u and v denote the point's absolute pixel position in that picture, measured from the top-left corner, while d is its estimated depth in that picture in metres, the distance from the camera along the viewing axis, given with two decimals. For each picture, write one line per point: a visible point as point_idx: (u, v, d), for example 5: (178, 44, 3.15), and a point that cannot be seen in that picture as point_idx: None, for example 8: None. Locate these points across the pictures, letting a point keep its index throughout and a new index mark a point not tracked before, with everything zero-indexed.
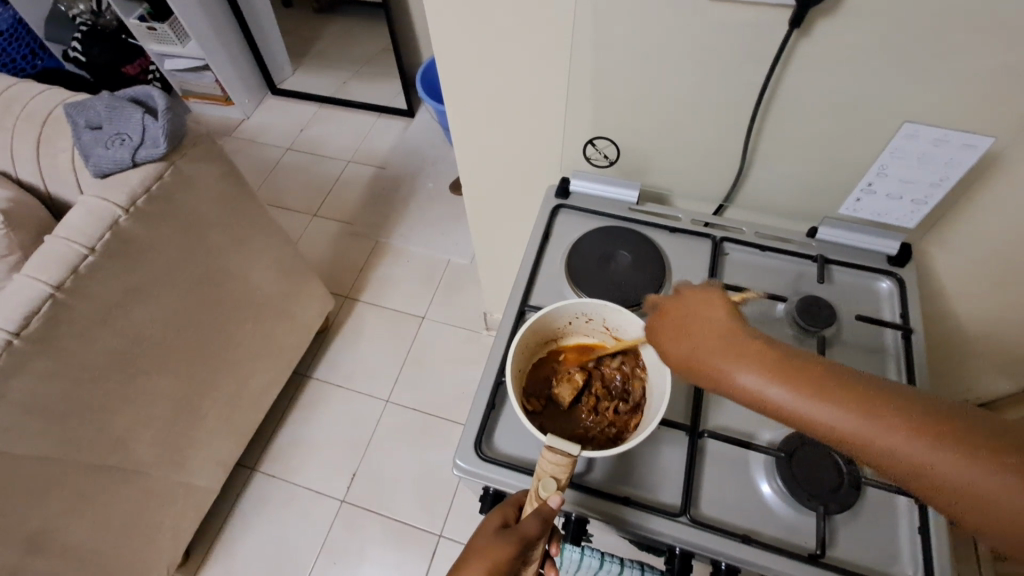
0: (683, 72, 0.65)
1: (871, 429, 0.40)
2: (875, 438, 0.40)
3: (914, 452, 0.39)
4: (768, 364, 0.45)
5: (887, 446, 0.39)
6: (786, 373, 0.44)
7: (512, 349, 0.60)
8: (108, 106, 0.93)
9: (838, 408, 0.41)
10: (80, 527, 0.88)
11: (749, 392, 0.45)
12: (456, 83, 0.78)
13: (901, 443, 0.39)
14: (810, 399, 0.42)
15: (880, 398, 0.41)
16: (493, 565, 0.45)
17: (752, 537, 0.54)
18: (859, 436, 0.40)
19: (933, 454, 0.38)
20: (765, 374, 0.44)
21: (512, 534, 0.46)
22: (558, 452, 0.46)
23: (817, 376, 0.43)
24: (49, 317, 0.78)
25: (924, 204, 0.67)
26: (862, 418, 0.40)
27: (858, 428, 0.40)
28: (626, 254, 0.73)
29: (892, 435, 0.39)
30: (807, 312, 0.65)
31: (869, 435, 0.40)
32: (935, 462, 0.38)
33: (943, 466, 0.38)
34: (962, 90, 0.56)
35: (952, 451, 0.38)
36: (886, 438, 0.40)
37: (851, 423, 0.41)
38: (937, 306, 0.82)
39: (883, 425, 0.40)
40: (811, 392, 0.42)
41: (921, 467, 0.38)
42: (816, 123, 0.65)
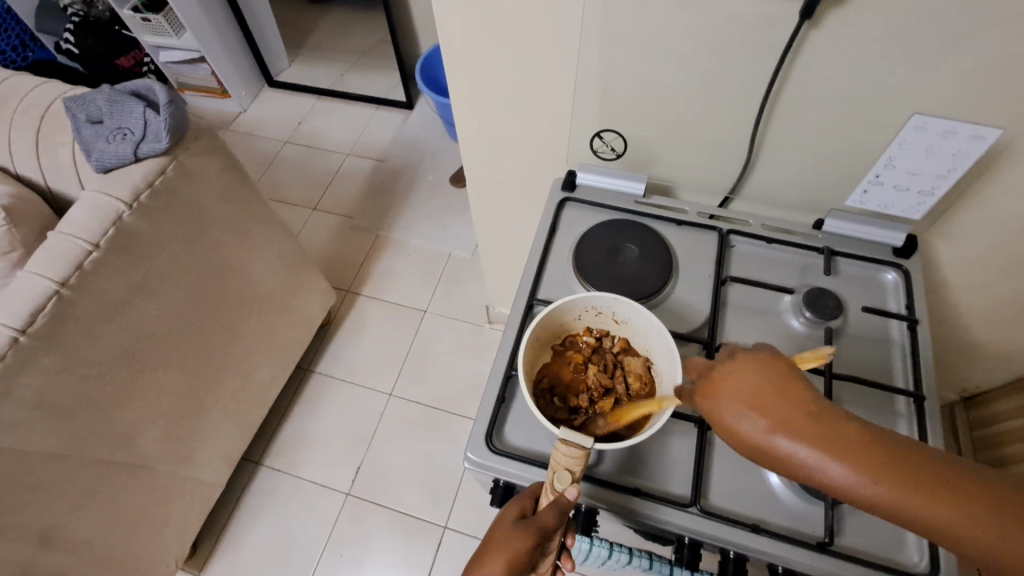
0: (692, 64, 0.65)
1: (964, 519, 0.34)
2: (970, 533, 0.34)
3: (1011, 547, 0.33)
4: (842, 440, 0.37)
5: (979, 539, 0.34)
6: (863, 453, 0.36)
7: (522, 343, 0.60)
8: (109, 100, 0.92)
9: (924, 496, 0.35)
10: (89, 522, 0.89)
11: (807, 471, 0.37)
12: (461, 76, 0.78)
13: (1000, 537, 0.33)
14: (891, 485, 0.35)
15: (966, 479, 0.35)
16: (514, 558, 0.45)
17: (760, 526, 0.55)
18: (945, 526, 0.34)
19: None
20: (838, 451, 0.36)
21: (530, 526, 0.46)
22: (571, 444, 0.47)
23: (895, 456, 0.36)
24: (54, 314, 0.78)
25: (930, 196, 0.68)
26: (950, 507, 0.34)
27: (943, 517, 0.34)
28: (634, 247, 0.73)
29: (987, 526, 0.33)
30: (814, 304, 0.66)
31: (956, 525, 0.34)
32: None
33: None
34: (970, 82, 0.56)
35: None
36: (981, 530, 0.34)
37: (938, 513, 0.34)
38: (941, 296, 0.83)
39: (972, 514, 0.34)
40: (893, 474, 0.35)
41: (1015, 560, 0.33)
42: (824, 115, 0.65)
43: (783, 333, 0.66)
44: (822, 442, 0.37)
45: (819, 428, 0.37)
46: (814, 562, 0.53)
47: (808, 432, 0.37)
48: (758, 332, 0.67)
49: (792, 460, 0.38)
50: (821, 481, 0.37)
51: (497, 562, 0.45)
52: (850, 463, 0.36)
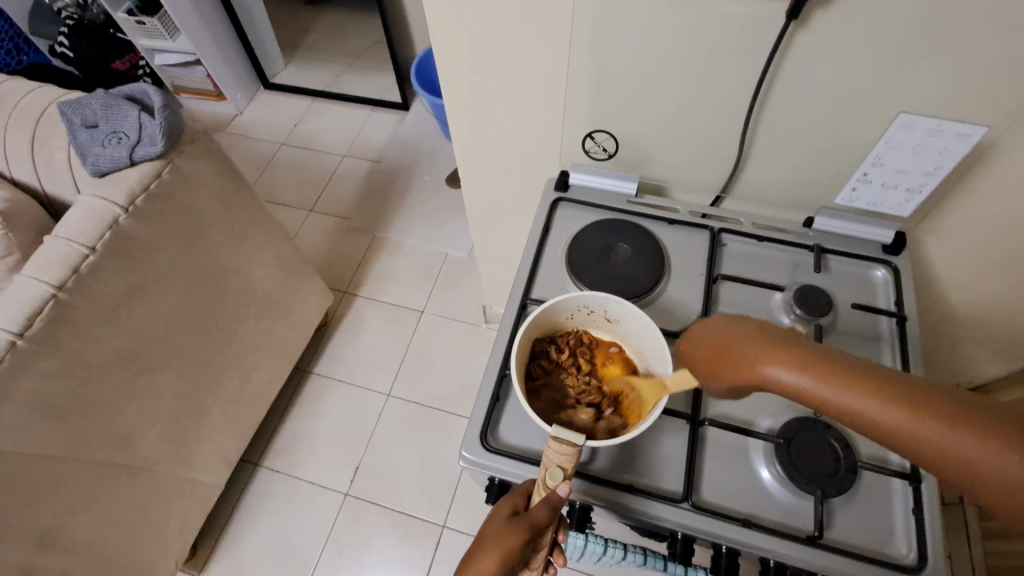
0: (682, 64, 0.65)
1: (916, 424, 0.36)
2: (921, 436, 0.36)
3: (960, 449, 0.35)
4: (799, 356, 0.42)
5: (929, 440, 0.36)
6: (821, 366, 0.41)
7: (515, 342, 0.61)
8: (104, 104, 0.92)
9: (875, 403, 0.38)
10: (89, 523, 0.89)
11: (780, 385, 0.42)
12: (454, 77, 0.78)
13: (952, 441, 0.35)
14: (843, 391, 0.39)
15: (922, 390, 0.38)
16: (506, 554, 0.46)
17: (752, 521, 0.56)
18: (899, 430, 0.37)
19: (978, 449, 0.34)
20: (793, 363, 0.41)
21: (521, 523, 0.47)
22: (563, 442, 0.47)
23: (847, 368, 0.40)
24: (51, 318, 0.78)
25: (917, 194, 0.69)
26: (902, 413, 0.37)
27: (893, 419, 0.37)
28: (626, 246, 0.74)
29: (937, 429, 0.36)
30: (804, 300, 0.66)
31: (909, 429, 0.37)
32: (983, 462, 0.34)
33: (995, 463, 0.34)
34: (955, 80, 0.57)
35: (1005, 448, 0.33)
36: (931, 432, 0.36)
37: (890, 417, 0.37)
38: (932, 292, 0.84)
39: (921, 418, 0.36)
40: (843, 381, 0.39)
41: (966, 463, 0.35)
42: (813, 114, 0.66)
43: None
44: (791, 360, 0.42)
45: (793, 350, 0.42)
46: (804, 555, 0.53)
47: (768, 349, 0.43)
48: None
49: (758, 374, 0.43)
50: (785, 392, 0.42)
51: (489, 559, 0.46)
52: (805, 373, 0.41)
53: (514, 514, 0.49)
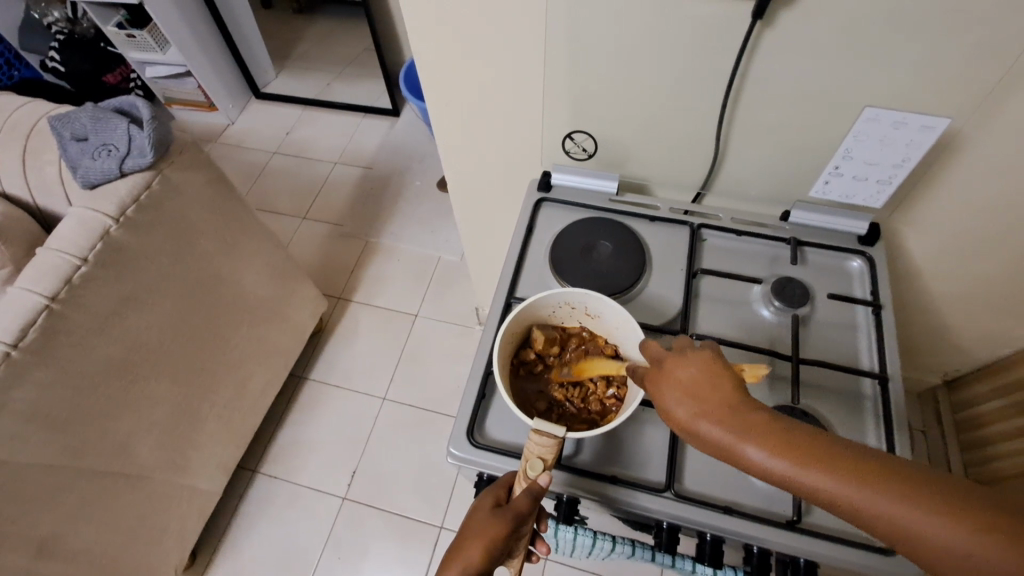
0: (655, 65, 0.67)
1: (886, 507, 0.38)
2: (891, 518, 0.38)
3: (924, 528, 0.37)
4: (768, 434, 0.42)
5: (901, 523, 0.37)
6: (788, 446, 0.41)
7: (498, 339, 0.62)
8: (93, 117, 0.94)
9: (850, 484, 0.39)
10: (87, 531, 0.90)
11: (759, 467, 0.41)
12: (436, 82, 0.79)
13: (917, 521, 0.37)
14: (814, 471, 0.40)
15: (885, 471, 0.39)
16: (491, 545, 0.47)
17: (733, 508, 0.57)
18: (875, 515, 0.38)
19: (948, 533, 0.36)
20: (764, 441, 0.41)
21: (504, 514, 0.48)
22: (544, 434, 0.48)
23: (823, 453, 0.40)
24: (45, 327, 0.80)
25: (888, 185, 0.70)
26: (870, 494, 0.38)
27: (863, 502, 0.38)
28: (608, 243, 0.75)
29: (903, 510, 0.37)
30: (782, 291, 0.68)
31: (873, 507, 0.38)
32: (943, 543, 0.36)
33: (950, 542, 0.36)
34: (919, 71, 0.59)
35: (966, 530, 0.36)
36: (899, 513, 0.37)
37: (860, 498, 0.38)
38: (910, 281, 0.86)
39: (891, 501, 0.38)
40: (813, 464, 0.40)
41: (931, 544, 0.37)
42: (785, 110, 0.68)
43: (753, 322, 0.69)
44: (763, 439, 0.41)
45: (766, 427, 0.42)
46: (784, 540, 0.55)
47: (739, 420, 0.42)
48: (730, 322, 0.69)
49: (730, 450, 0.42)
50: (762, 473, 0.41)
51: (474, 549, 0.47)
52: (775, 455, 0.41)
53: (497, 505, 0.50)
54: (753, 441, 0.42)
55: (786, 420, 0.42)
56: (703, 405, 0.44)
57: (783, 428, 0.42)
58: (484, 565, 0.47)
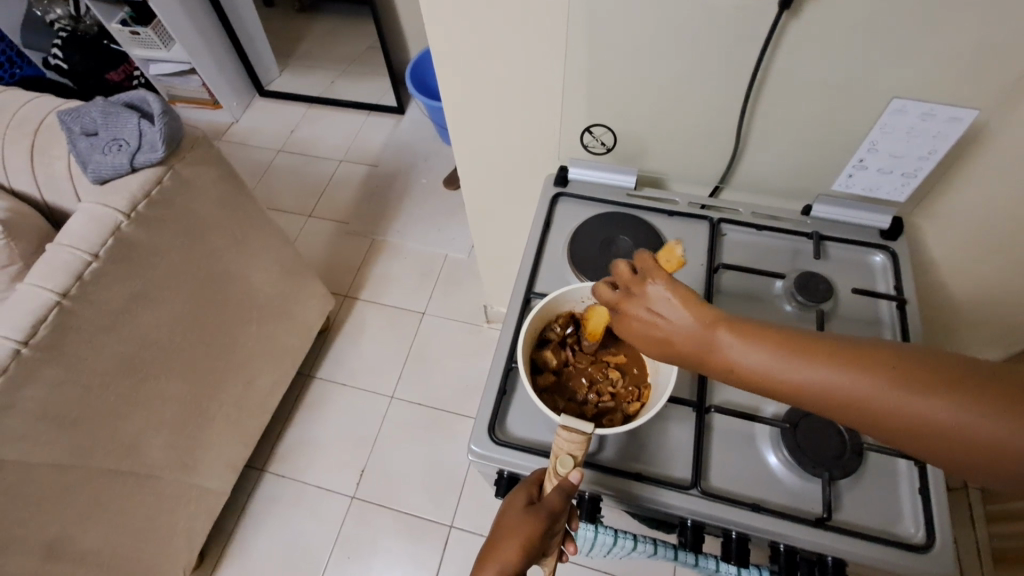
0: (678, 58, 0.66)
1: (859, 386, 0.38)
2: (868, 397, 0.37)
3: (900, 402, 0.36)
4: (750, 330, 0.42)
5: (879, 403, 0.37)
6: (767, 339, 0.41)
7: (522, 333, 0.61)
8: (103, 112, 0.93)
9: (827, 368, 0.39)
10: (96, 531, 0.89)
11: (736, 367, 0.42)
12: (451, 76, 0.78)
13: (894, 399, 0.37)
14: (792, 362, 0.40)
15: (859, 349, 0.39)
16: (526, 544, 0.46)
17: (761, 505, 0.56)
18: (856, 398, 0.38)
19: (932, 405, 0.35)
20: (743, 336, 0.42)
21: (537, 512, 0.47)
22: (573, 430, 0.47)
23: (799, 343, 0.41)
24: (56, 325, 0.78)
25: (913, 178, 0.69)
26: (843, 374, 0.38)
27: (837, 385, 0.38)
28: (627, 238, 0.74)
29: (880, 388, 0.37)
30: (805, 287, 0.67)
31: (849, 387, 0.38)
32: (922, 416, 0.36)
33: (930, 412, 0.35)
34: (946, 63, 0.58)
35: (942, 396, 0.35)
36: (875, 392, 0.37)
37: (835, 381, 0.38)
38: (929, 277, 0.85)
39: (865, 377, 0.38)
40: (788, 355, 0.40)
41: (907, 419, 0.36)
42: (809, 103, 0.67)
43: (776, 317, 0.68)
44: (738, 337, 0.42)
45: (741, 328, 0.43)
46: (813, 537, 0.54)
47: (715, 325, 0.44)
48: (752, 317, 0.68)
49: (709, 355, 0.44)
50: (741, 373, 0.42)
51: (511, 547, 0.46)
52: (750, 346, 0.42)
53: (529, 502, 0.49)
54: (730, 340, 0.43)
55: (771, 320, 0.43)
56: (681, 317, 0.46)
57: (757, 325, 0.43)
58: (519, 566, 0.46)
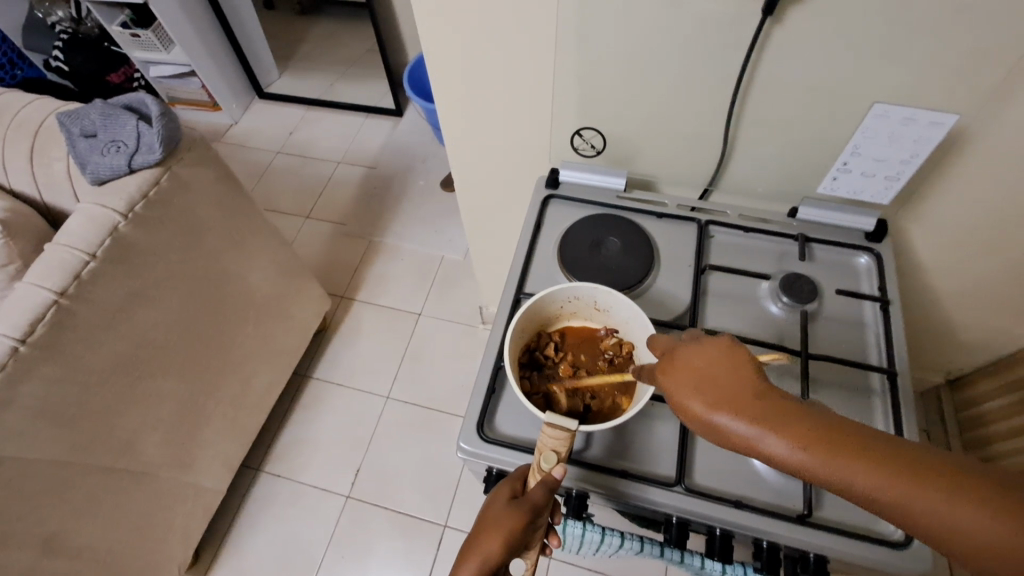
0: (665, 63, 0.68)
1: (899, 491, 0.37)
2: (909, 504, 0.37)
3: (936, 514, 0.36)
4: (781, 417, 0.42)
5: (913, 510, 0.37)
6: (800, 431, 0.41)
7: (509, 333, 0.62)
8: (102, 113, 0.94)
9: (856, 467, 0.39)
10: (92, 528, 0.90)
11: (767, 452, 0.42)
12: (444, 79, 0.80)
13: (935, 510, 0.36)
14: (822, 457, 0.40)
15: (900, 453, 0.38)
16: (509, 539, 0.47)
17: (743, 502, 0.57)
18: (890, 500, 0.38)
19: (962, 518, 0.35)
20: (776, 427, 0.42)
21: (520, 507, 0.48)
22: (557, 427, 0.48)
23: (831, 435, 0.40)
24: (54, 323, 0.79)
25: (896, 180, 0.70)
26: (885, 479, 0.38)
27: (869, 486, 0.38)
28: (616, 239, 0.75)
29: (919, 495, 0.37)
30: (790, 288, 0.68)
31: (890, 491, 0.38)
32: (965, 531, 0.35)
33: (970, 526, 0.35)
34: (927, 68, 0.59)
35: (971, 508, 0.35)
36: (905, 497, 0.37)
37: (876, 485, 0.38)
38: (915, 279, 0.86)
39: (903, 485, 0.37)
40: (818, 448, 0.40)
41: (945, 529, 0.36)
42: (794, 107, 0.68)
43: (761, 317, 0.69)
44: (769, 422, 0.42)
45: (773, 412, 0.43)
46: (794, 534, 0.55)
47: (748, 406, 0.43)
48: (739, 317, 0.69)
49: (739, 436, 0.43)
50: (772, 456, 0.42)
51: (493, 542, 0.47)
52: (782, 435, 0.41)
53: (514, 497, 0.50)
54: (762, 425, 0.42)
55: (805, 408, 0.43)
56: (716, 394, 0.45)
57: (789, 411, 0.42)
58: (498, 560, 0.47)
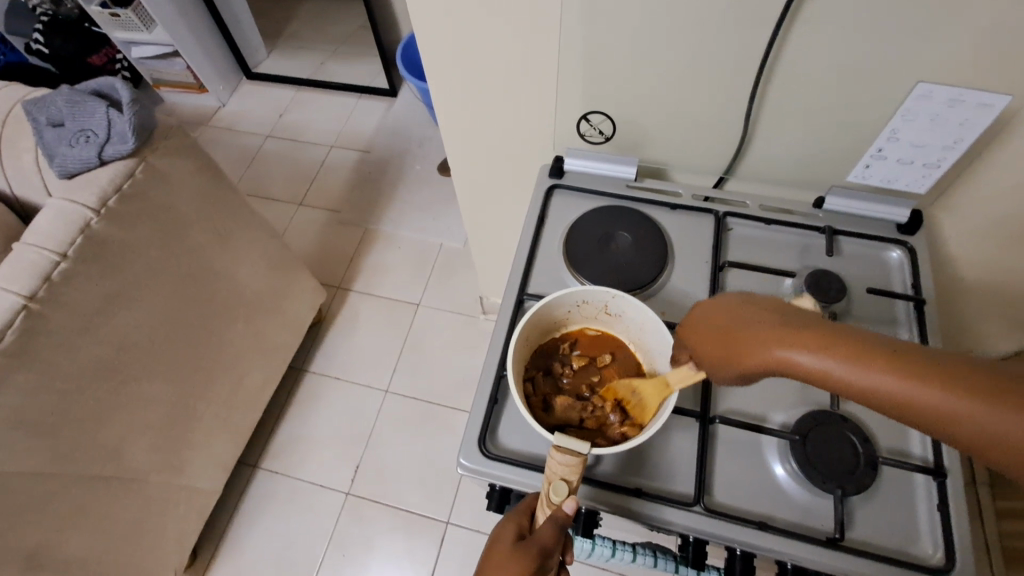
0: (682, 39, 0.61)
1: (920, 391, 0.37)
2: (928, 403, 0.36)
3: (981, 417, 0.34)
4: (815, 337, 0.42)
5: (957, 416, 0.35)
6: (840, 347, 0.40)
7: (512, 342, 0.57)
8: (70, 101, 0.87)
9: (895, 375, 0.38)
10: (80, 538, 0.86)
11: (804, 371, 0.41)
12: (437, 60, 0.73)
13: (958, 408, 0.35)
14: (863, 370, 0.39)
15: (923, 356, 0.38)
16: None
17: (768, 523, 0.53)
18: (933, 410, 0.36)
19: (1009, 420, 0.33)
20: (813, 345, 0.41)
21: (528, 549, 0.44)
22: (567, 452, 0.44)
23: (870, 347, 0.39)
24: (24, 330, 0.74)
25: (936, 168, 0.64)
26: (905, 380, 0.37)
27: (910, 395, 0.37)
28: (626, 234, 0.70)
29: (941, 394, 0.36)
30: (816, 286, 0.63)
31: (909, 393, 0.37)
32: (986, 425, 0.34)
33: (1021, 430, 0.33)
34: (981, 42, 0.52)
35: (1016, 409, 0.33)
36: (947, 403, 0.36)
37: (895, 387, 0.38)
38: (945, 271, 0.80)
39: (944, 392, 0.36)
40: (856, 360, 0.39)
41: (964, 426, 0.35)
42: (825, 88, 0.61)
43: None
44: (805, 340, 0.42)
45: (809, 333, 0.42)
46: (824, 559, 0.51)
47: (780, 332, 0.43)
48: None
49: (774, 360, 0.43)
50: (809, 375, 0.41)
51: None
52: (819, 352, 0.41)
53: (520, 537, 0.46)
54: (797, 345, 0.42)
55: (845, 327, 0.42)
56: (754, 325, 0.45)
57: (829, 329, 0.42)
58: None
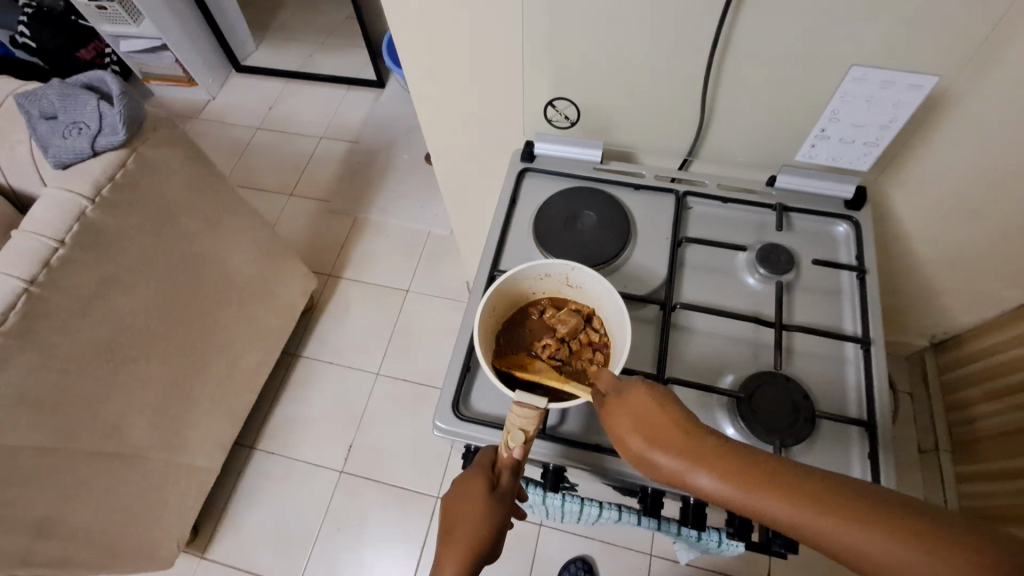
0: (639, 28, 0.65)
1: (852, 538, 0.36)
2: (843, 544, 0.36)
3: (880, 554, 0.35)
4: (722, 461, 0.41)
5: (853, 551, 0.36)
6: (744, 475, 0.40)
7: (480, 311, 0.61)
8: (61, 94, 0.91)
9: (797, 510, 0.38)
10: (83, 510, 0.91)
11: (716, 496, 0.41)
12: (411, 51, 0.76)
13: (900, 559, 0.35)
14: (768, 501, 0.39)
15: (817, 484, 0.38)
16: (490, 531, 0.49)
17: None
18: (834, 544, 0.37)
19: (900, 554, 0.35)
20: (719, 471, 0.40)
21: (498, 499, 0.50)
22: (526, 406, 0.48)
23: (773, 477, 0.39)
24: (26, 312, 0.78)
25: (875, 146, 0.69)
26: (859, 534, 0.36)
27: (815, 530, 0.37)
28: (592, 214, 0.74)
29: (843, 533, 0.36)
30: (766, 259, 0.68)
31: (851, 546, 0.36)
32: (904, 566, 0.35)
33: (915, 566, 0.34)
34: (908, 27, 0.57)
35: (908, 546, 0.35)
36: (847, 539, 0.36)
37: (834, 532, 0.37)
38: (896, 243, 0.86)
39: (843, 529, 0.36)
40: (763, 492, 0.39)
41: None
42: (773, 72, 0.66)
43: (739, 289, 0.69)
44: (713, 467, 0.41)
45: (716, 456, 0.41)
46: None
47: (685, 454, 0.42)
48: (716, 290, 0.69)
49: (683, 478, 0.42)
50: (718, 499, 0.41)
51: (473, 530, 0.49)
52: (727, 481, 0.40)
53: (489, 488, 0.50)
54: (707, 470, 0.41)
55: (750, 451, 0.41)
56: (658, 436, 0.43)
57: (731, 455, 0.41)
58: (482, 549, 0.49)
